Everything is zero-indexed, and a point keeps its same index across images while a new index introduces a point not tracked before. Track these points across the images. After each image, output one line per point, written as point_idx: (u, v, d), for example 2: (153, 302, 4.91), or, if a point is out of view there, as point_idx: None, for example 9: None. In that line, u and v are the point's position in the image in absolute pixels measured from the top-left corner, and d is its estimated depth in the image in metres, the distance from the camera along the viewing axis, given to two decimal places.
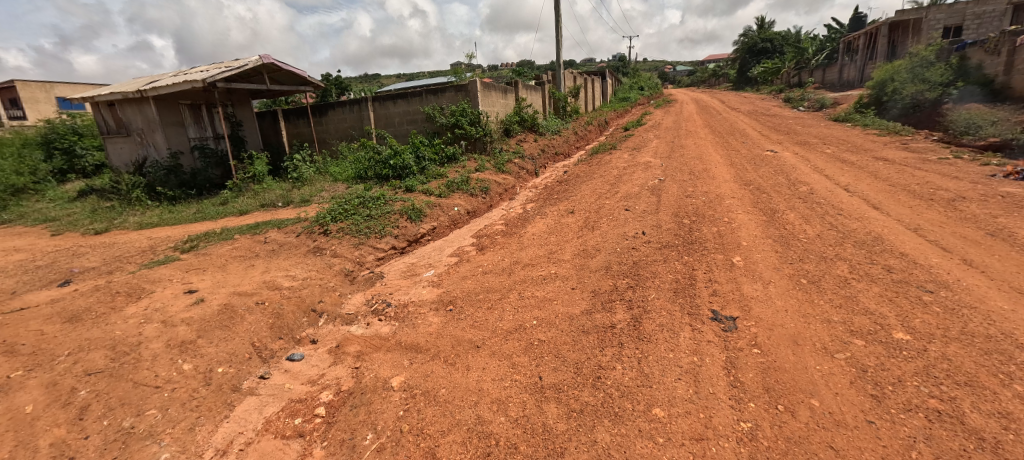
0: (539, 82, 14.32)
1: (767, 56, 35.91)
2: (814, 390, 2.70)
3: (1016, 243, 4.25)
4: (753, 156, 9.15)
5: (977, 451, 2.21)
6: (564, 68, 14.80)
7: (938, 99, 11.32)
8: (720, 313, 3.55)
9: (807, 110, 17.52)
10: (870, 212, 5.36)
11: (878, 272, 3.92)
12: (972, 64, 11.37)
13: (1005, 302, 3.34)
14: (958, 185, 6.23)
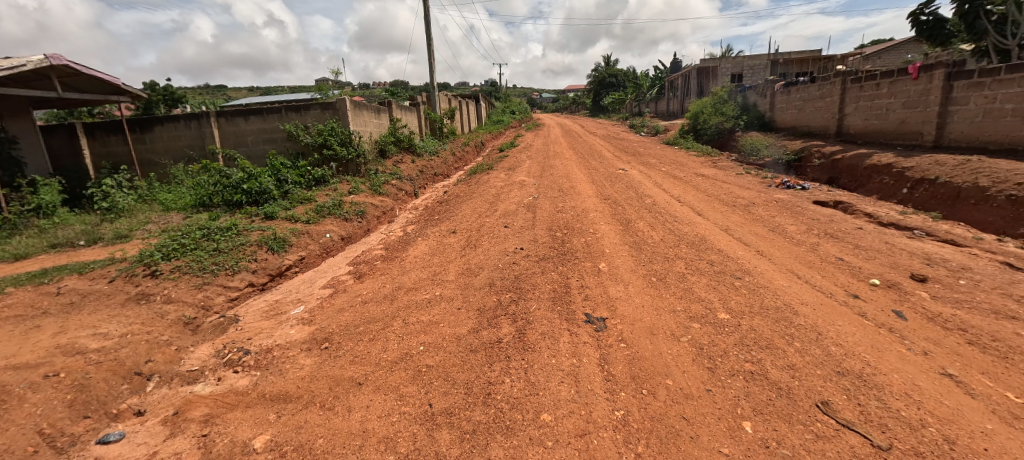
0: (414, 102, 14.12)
1: (613, 89, 41.51)
2: (668, 372, 3.13)
3: (788, 236, 5.64)
4: (608, 174, 10.42)
5: (778, 398, 2.82)
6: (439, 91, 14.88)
7: (732, 127, 14.87)
8: (592, 315, 3.91)
9: (645, 135, 20.73)
10: (698, 218, 6.50)
11: (704, 266, 4.80)
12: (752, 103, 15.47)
13: (783, 280, 4.39)
14: (750, 193, 8.04)
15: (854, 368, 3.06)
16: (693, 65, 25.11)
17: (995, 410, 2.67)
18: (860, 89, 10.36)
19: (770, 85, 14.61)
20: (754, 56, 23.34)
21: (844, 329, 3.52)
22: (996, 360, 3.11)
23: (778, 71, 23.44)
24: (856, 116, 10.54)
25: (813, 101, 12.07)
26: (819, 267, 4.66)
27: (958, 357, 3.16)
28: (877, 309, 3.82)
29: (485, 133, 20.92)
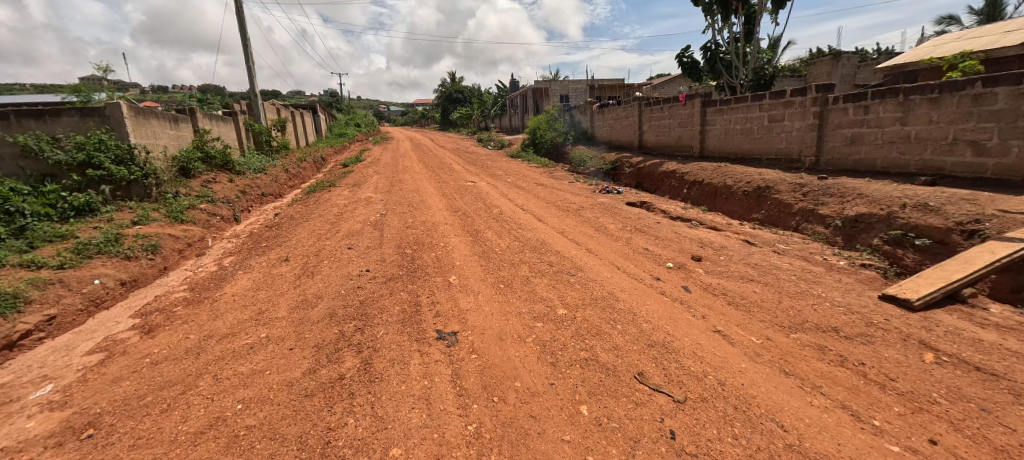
0: (229, 111, 12.23)
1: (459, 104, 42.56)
2: (516, 374, 3.33)
3: (610, 233, 6.55)
4: (457, 186, 10.62)
5: (607, 378, 3.25)
6: (261, 99, 13.21)
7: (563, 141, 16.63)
8: (443, 331, 3.92)
9: (491, 148, 21.80)
10: (540, 224, 7.08)
11: (544, 267, 5.27)
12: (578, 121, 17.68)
13: (607, 272, 5.10)
14: (580, 199, 9.13)
15: (660, 339, 3.71)
16: (528, 85, 27.46)
17: (746, 351, 3.54)
18: (651, 110, 12.70)
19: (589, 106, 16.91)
20: (577, 80, 26.59)
21: (651, 308, 4.23)
22: (744, 314, 4.14)
23: (596, 94, 27.19)
24: (649, 132, 12.90)
25: (621, 120, 14.36)
26: (632, 258, 5.53)
27: (723, 316, 4.10)
28: (672, 287, 4.72)
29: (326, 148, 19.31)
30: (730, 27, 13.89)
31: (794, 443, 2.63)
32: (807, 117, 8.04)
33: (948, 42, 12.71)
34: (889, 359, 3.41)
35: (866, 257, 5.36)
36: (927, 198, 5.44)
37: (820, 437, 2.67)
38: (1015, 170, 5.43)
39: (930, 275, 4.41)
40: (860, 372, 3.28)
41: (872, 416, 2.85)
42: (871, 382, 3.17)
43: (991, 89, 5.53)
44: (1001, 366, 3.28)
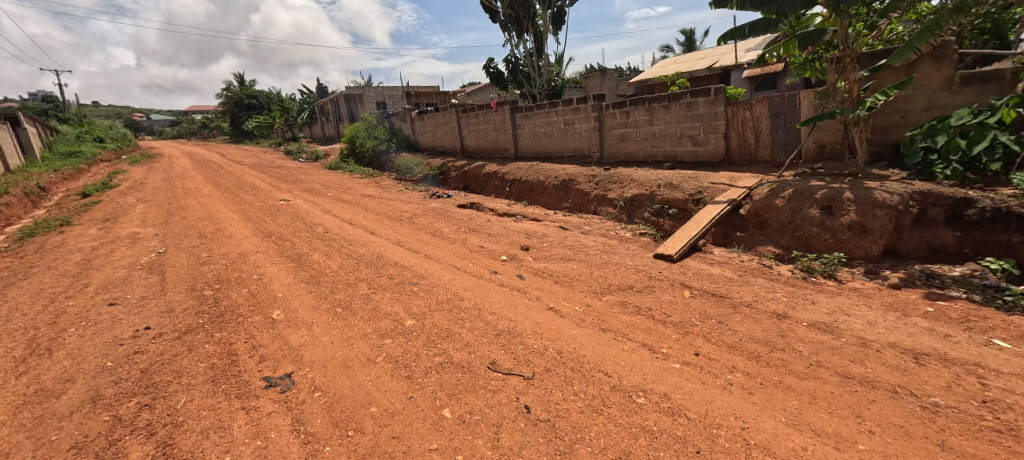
0: None
1: (256, 111, 37.34)
2: (371, 399, 3.22)
3: (444, 237, 6.92)
4: (267, 208, 9.52)
5: (463, 375, 3.46)
6: None
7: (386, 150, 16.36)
8: (273, 377, 3.52)
9: (303, 161, 19.99)
10: (374, 238, 7.01)
11: (384, 281, 5.32)
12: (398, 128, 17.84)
13: (447, 274, 5.47)
14: (411, 206, 9.27)
15: (504, 326, 4.20)
16: (339, 91, 25.91)
17: (573, 320, 4.29)
18: (467, 117, 13.60)
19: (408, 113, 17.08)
20: (391, 87, 26.13)
21: (493, 299, 4.75)
22: (566, 288, 4.99)
23: (414, 101, 27.45)
24: (468, 137, 13.75)
25: (441, 127, 14.98)
26: (469, 257, 5.99)
27: (551, 293, 4.88)
28: (509, 277, 5.35)
29: (45, 174, 14.51)
30: (525, 43, 15.85)
31: (616, 383, 3.24)
32: (590, 121, 9.83)
33: (669, 65, 17.04)
34: (665, 301, 4.60)
35: (641, 227, 6.96)
36: (672, 179, 7.34)
37: (630, 373, 3.37)
38: (713, 154, 8.00)
39: (680, 234, 5.99)
40: (649, 315, 4.32)
41: (661, 346, 3.78)
42: (656, 321, 4.22)
43: (696, 98, 7.92)
44: (726, 289, 4.75)
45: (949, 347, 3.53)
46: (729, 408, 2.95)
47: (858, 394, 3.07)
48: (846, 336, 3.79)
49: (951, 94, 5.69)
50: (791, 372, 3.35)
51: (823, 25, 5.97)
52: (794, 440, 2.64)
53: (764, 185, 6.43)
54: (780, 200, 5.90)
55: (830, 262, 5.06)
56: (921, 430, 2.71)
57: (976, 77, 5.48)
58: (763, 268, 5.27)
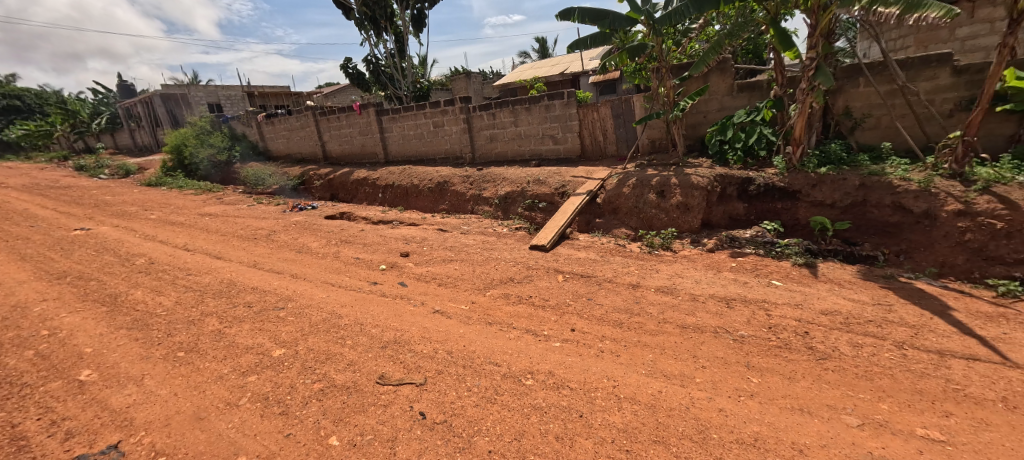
0: None
1: (25, 116, 29.08)
2: (237, 448, 2.54)
3: (311, 253, 6.37)
4: (55, 241, 7.14)
5: (349, 396, 2.97)
6: None
7: (227, 159, 14.26)
8: (90, 454, 2.50)
9: (109, 177, 16.28)
10: (215, 260, 5.96)
11: (243, 312, 4.23)
12: (240, 133, 15.95)
13: (322, 294, 4.76)
14: (267, 222, 8.32)
15: (392, 337, 3.77)
16: (153, 91, 22.08)
17: (460, 318, 4.25)
18: (327, 121, 12.81)
19: (254, 116, 15.25)
20: (227, 87, 23.24)
21: (375, 312, 4.30)
22: (450, 288, 5.06)
23: (258, 103, 24.48)
24: (332, 142, 12.91)
25: (296, 131, 13.82)
26: (343, 270, 5.65)
27: (435, 297, 4.80)
28: (391, 285, 5.15)
29: None
30: (386, 42, 15.44)
31: (506, 371, 3.28)
32: (459, 123, 10.07)
33: (527, 71, 18.26)
34: (542, 287, 5.03)
35: (515, 222, 7.44)
36: (539, 175, 7.99)
37: (518, 359, 3.47)
38: (572, 151, 8.91)
39: (549, 225, 6.56)
40: (530, 302, 4.65)
41: (543, 329, 4.07)
42: (536, 306, 4.56)
43: (553, 101, 8.74)
44: (592, 270, 5.40)
45: (747, 292, 4.62)
46: (602, 371, 3.34)
47: (693, 339, 3.83)
48: (681, 294, 4.67)
49: (733, 98, 7.26)
50: (646, 331, 4.00)
51: (643, 40, 7.10)
52: (652, 387, 3.14)
53: (613, 177, 7.39)
54: (626, 189, 6.85)
55: (665, 236, 6.12)
56: (734, 357, 3.53)
57: (746, 86, 7.12)
58: (619, 247, 6.11)
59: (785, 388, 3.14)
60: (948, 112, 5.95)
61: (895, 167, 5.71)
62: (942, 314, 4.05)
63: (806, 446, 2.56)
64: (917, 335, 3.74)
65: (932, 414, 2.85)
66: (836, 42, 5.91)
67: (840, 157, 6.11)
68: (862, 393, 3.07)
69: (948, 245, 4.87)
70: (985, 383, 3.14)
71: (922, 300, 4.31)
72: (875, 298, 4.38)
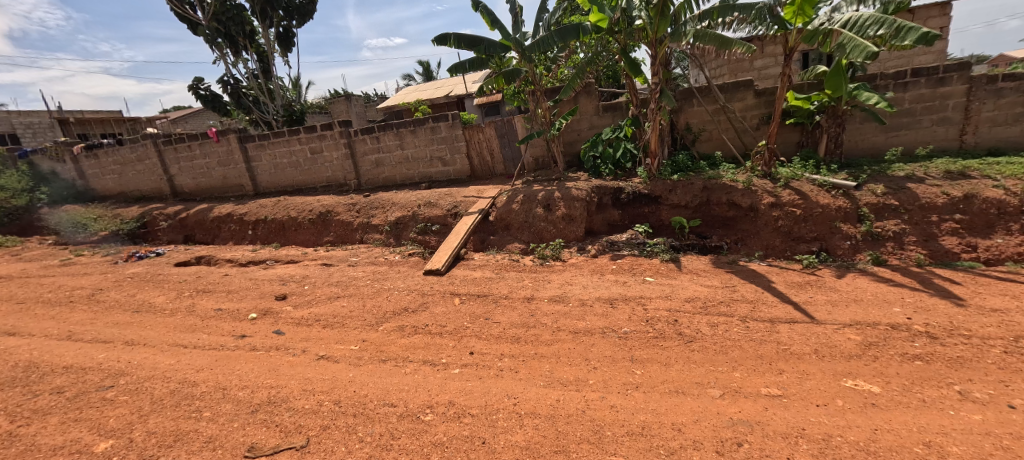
0: None
1: None
2: None
3: (154, 311, 5.37)
4: None
5: None
6: None
7: (27, 205, 11.46)
8: None
9: None
10: (2, 339, 4.65)
11: (50, 402, 3.37)
12: (46, 170, 12.95)
13: (168, 359, 4.05)
14: (91, 279, 6.84)
15: (264, 398, 3.33)
16: None
17: (349, 362, 3.93)
18: (174, 151, 11.11)
19: (68, 148, 12.48)
20: (28, 113, 18.93)
21: (243, 371, 3.77)
22: (338, 330, 4.64)
23: (75, 132, 20.35)
24: (182, 176, 11.22)
25: (131, 165, 11.73)
26: (202, 327, 4.84)
27: (320, 342, 4.36)
28: (264, 336, 4.57)
29: None
30: (246, 61, 14.04)
31: (402, 411, 3.11)
32: (340, 148, 9.49)
33: (411, 94, 18.02)
34: (439, 313, 4.90)
35: (408, 248, 7.23)
36: (429, 198, 7.89)
37: (415, 395, 3.32)
38: (462, 172, 8.99)
39: (444, 247, 6.48)
40: (427, 331, 4.49)
41: (441, 357, 3.96)
42: (434, 335, 4.42)
43: (438, 123, 8.74)
44: (488, 288, 5.45)
45: (626, 290, 5.07)
46: (504, 390, 3.36)
47: (584, 342, 4.06)
48: (572, 300, 4.94)
49: (600, 117, 8.06)
50: (542, 343, 4.13)
51: (517, 66, 7.51)
52: (551, 397, 3.25)
53: (502, 195, 7.61)
54: (516, 205, 7.09)
55: (555, 247, 6.47)
56: (620, 354, 3.82)
57: (609, 107, 7.96)
58: (513, 262, 6.27)
59: (663, 374, 3.50)
60: (755, 125, 7.35)
61: (727, 171, 6.82)
62: (770, 288, 4.90)
63: (684, 425, 2.85)
64: (754, 309, 4.47)
65: (773, 374, 3.41)
66: (674, 70, 6.90)
67: (687, 166, 7.11)
68: (720, 366, 3.55)
69: (768, 231, 5.95)
70: (803, 340, 3.86)
71: (756, 278, 5.16)
72: (723, 281, 5.13)
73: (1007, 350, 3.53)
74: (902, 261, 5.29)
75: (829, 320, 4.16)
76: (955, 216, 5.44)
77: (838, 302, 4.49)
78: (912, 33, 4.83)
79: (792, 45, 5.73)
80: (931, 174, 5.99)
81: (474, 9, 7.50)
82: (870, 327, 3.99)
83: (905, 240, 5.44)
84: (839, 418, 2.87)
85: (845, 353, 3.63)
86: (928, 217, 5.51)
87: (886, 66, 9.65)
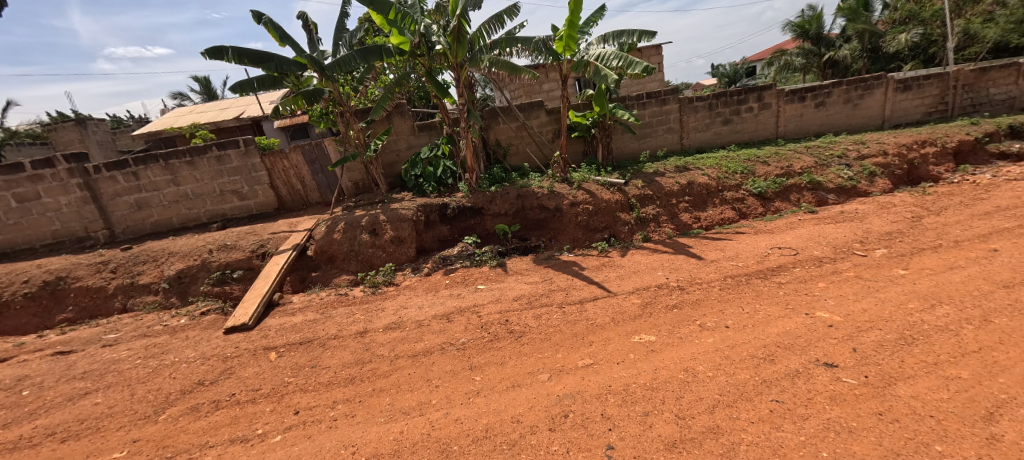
0: None
1: None
2: None
3: None
4: None
5: None
6: None
7: None
8: None
9: None
10: None
11: None
12: None
13: None
14: None
15: None
16: None
17: None
18: None
19: None
20: None
21: None
22: (90, 440, 3.55)
23: None
24: None
25: None
26: None
27: None
28: None
29: None
30: None
31: None
32: (70, 190, 7.06)
33: (183, 117, 15.08)
34: (249, 377, 4.20)
35: (203, 304, 6.03)
36: (224, 240, 6.76)
37: None
38: (267, 205, 8.04)
39: (252, 294, 5.68)
40: (234, 401, 3.84)
41: (256, 428, 3.49)
42: (244, 404, 3.80)
43: (225, 151, 7.57)
44: (311, 332, 4.95)
45: (461, 302, 5.29)
46: (338, 442, 3.21)
47: (424, 363, 4.10)
48: (408, 324, 4.91)
49: (417, 137, 8.22)
50: (380, 376, 4.01)
51: (319, 85, 7.08)
52: (393, 431, 3.25)
53: (321, 225, 7.05)
54: (337, 234, 6.63)
55: (387, 272, 6.34)
56: (459, 365, 4.01)
57: (425, 126, 8.23)
58: (341, 297, 5.89)
59: (499, 373, 3.83)
60: (550, 139, 8.57)
61: (534, 179, 7.73)
62: (577, 274, 5.76)
63: (521, 415, 3.29)
64: (567, 294, 5.20)
65: (586, 347, 4.08)
66: (477, 92, 7.54)
67: (501, 177, 7.82)
68: (544, 352, 4.07)
69: (572, 227, 6.93)
70: (603, 312, 4.69)
71: (567, 268, 5.99)
72: (543, 276, 5.80)
73: (723, 286, 4.95)
74: (660, 235, 6.84)
75: (620, 291, 5.13)
76: (684, 197, 7.31)
77: (624, 275, 5.57)
78: (640, 66, 6.37)
79: (565, 72, 6.91)
80: (668, 169, 7.90)
81: (256, 22, 6.80)
82: (645, 290, 5.08)
83: (660, 219, 7.05)
84: (632, 368, 3.70)
85: (631, 315, 4.57)
86: (671, 200, 7.25)
87: (631, 90, 12.32)
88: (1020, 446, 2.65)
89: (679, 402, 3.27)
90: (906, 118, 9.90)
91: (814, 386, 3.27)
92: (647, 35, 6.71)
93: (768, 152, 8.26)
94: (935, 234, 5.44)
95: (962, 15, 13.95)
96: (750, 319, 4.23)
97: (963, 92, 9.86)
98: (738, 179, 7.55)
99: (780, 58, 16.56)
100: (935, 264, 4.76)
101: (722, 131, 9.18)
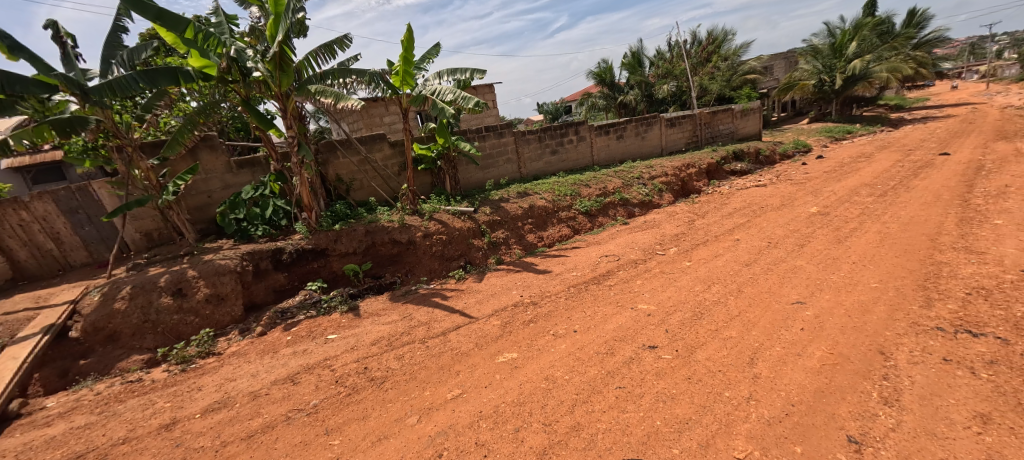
0: None
1: None
2: None
3: None
4: None
5: None
6: None
7: None
8: None
9: None
10: None
11: None
12: None
13: None
14: None
15: None
16: None
17: None
18: None
19: None
20: None
21: None
22: None
23: None
24: None
25: None
26: None
27: None
28: None
29: None
30: None
31: None
32: None
33: None
34: None
35: None
36: None
37: None
38: None
39: None
40: None
41: None
42: None
43: None
44: (82, 444, 3.73)
45: (309, 359, 4.73)
46: None
47: (265, 442, 3.54)
48: (237, 400, 4.14)
49: (235, 175, 7.14)
50: None
51: (82, 114, 5.57)
52: None
53: (93, 293, 5.42)
54: (120, 303, 5.19)
55: (201, 342, 5.23)
56: (312, 433, 3.59)
57: (244, 163, 7.20)
58: (132, 385, 4.61)
59: (358, 432, 3.54)
60: (396, 172, 8.46)
61: (383, 213, 7.48)
62: (435, 306, 5.73)
63: None
64: (430, 328, 5.15)
65: (453, 378, 4.10)
66: (308, 124, 6.99)
67: (346, 214, 7.32)
68: (409, 394, 3.94)
69: (427, 259, 6.91)
70: (467, 339, 4.80)
71: (426, 301, 5.92)
72: (402, 314, 5.61)
73: (567, 296, 5.60)
74: (510, 257, 7.35)
75: (483, 315, 5.33)
76: (528, 219, 8.05)
77: (481, 299, 5.79)
78: (472, 101, 6.88)
79: (405, 106, 6.97)
80: (511, 195, 8.61)
81: None
82: (502, 311, 5.37)
83: (510, 242, 7.60)
84: (498, 389, 3.87)
85: (492, 337, 4.79)
86: (516, 224, 7.89)
87: (469, 124, 13.04)
88: (771, 378, 3.67)
89: (543, 410, 3.56)
90: (676, 147, 12.89)
91: (643, 367, 3.96)
92: (477, 73, 7.29)
93: (588, 177, 9.71)
94: (703, 232, 7.18)
95: (697, 73, 18.93)
96: (591, 321, 4.89)
97: (704, 128, 13.30)
98: (569, 200, 8.68)
99: (587, 99, 19.65)
100: (707, 254, 6.29)
101: (551, 160, 10.45)
